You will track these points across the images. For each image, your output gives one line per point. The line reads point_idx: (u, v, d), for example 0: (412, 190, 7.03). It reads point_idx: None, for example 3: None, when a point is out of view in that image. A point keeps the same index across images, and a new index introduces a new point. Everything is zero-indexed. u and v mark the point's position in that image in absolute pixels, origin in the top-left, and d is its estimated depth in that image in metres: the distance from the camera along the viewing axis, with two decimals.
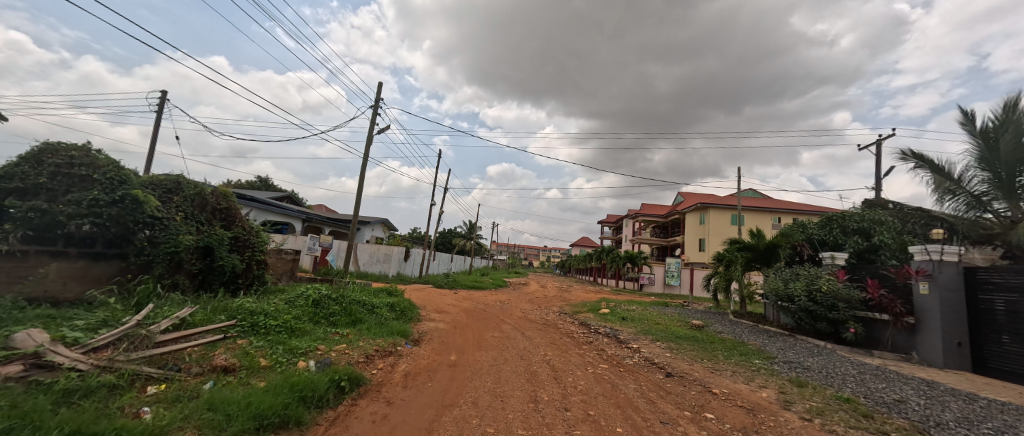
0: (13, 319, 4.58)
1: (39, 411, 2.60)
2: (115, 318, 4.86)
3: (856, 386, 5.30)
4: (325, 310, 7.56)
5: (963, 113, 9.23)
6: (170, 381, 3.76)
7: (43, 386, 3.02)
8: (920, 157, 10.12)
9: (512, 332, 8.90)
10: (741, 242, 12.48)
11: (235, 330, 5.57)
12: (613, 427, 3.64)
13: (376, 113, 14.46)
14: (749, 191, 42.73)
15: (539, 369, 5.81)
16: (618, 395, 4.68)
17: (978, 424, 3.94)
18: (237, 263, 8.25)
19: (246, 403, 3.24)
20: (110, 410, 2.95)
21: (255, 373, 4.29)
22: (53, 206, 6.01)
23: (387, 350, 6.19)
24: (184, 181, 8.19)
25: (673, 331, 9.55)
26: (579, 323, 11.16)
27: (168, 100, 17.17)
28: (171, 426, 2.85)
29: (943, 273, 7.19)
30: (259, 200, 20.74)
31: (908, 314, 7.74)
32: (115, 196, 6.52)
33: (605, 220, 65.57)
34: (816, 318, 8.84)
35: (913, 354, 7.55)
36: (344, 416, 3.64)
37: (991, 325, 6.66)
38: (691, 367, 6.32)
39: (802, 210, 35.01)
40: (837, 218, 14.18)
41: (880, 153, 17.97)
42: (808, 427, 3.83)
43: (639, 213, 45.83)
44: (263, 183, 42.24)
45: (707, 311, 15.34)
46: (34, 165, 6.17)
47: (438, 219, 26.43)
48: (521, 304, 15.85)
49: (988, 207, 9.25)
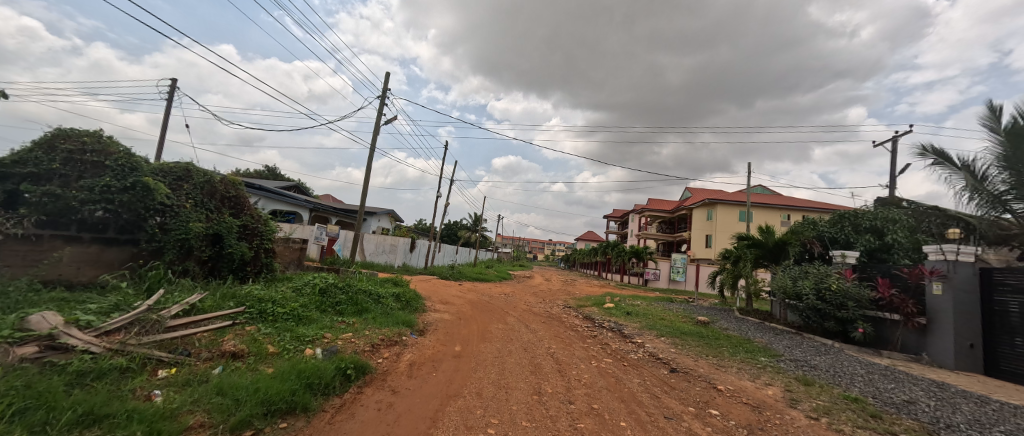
0: (28, 302, 4.68)
1: (53, 393, 2.64)
2: (127, 303, 4.93)
3: (865, 385, 5.24)
4: (331, 299, 7.64)
5: (988, 108, 8.93)
6: (181, 365, 3.82)
7: (57, 368, 3.09)
8: (941, 154, 9.80)
9: (517, 324, 8.95)
10: (750, 239, 12.32)
11: (244, 316, 5.63)
12: (616, 421, 3.62)
13: (382, 102, 14.44)
14: (757, 188, 42.21)
15: (543, 362, 5.79)
16: (622, 389, 4.67)
17: (989, 427, 3.89)
18: (245, 251, 8.33)
19: (254, 389, 3.27)
20: (122, 392, 3.00)
21: (263, 359, 4.35)
22: (66, 192, 6.08)
23: (392, 340, 6.24)
24: (193, 169, 8.20)
25: (678, 326, 9.51)
26: (584, 317, 11.10)
27: (175, 87, 17.22)
28: (180, 410, 2.90)
29: (958, 273, 7.04)
30: (266, 188, 21.10)
31: (919, 315, 7.59)
32: (127, 182, 6.59)
33: (610, 214, 65.12)
34: (825, 317, 8.74)
35: (923, 354, 7.45)
36: (350, 403, 3.68)
37: (1005, 327, 6.52)
38: (695, 363, 6.27)
39: (812, 207, 34.47)
40: (849, 216, 14.03)
41: (895, 150, 17.54)
42: (814, 425, 3.79)
43: (645, 207, 45.64)
44: (269, 170, 42.66)
45: (712, 307, 15.23)
46: (48, 151, 6.26)
47: (443, 210, 25.38)
48: (524, 296, 15.94)
49: (1008, 207, 8.78)
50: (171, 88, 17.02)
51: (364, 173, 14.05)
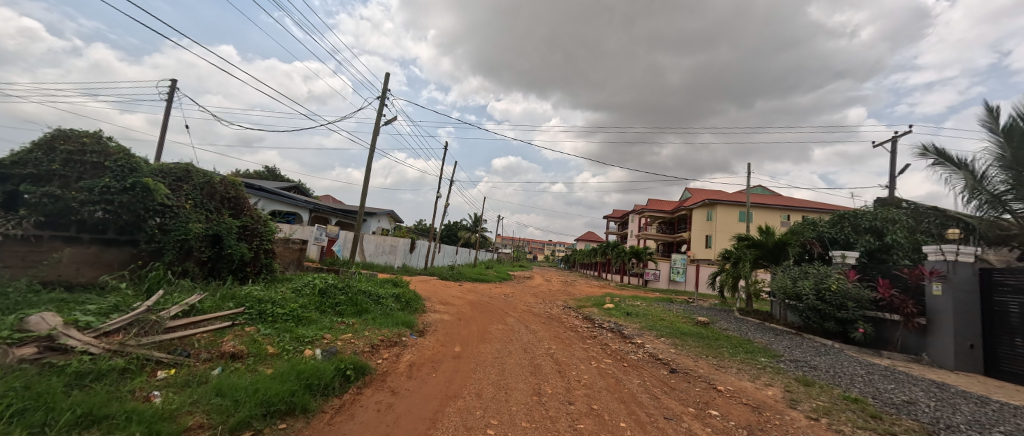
0: (27, 303, 4.67)
1: (52, 394, 2.64)
2: (126, 303, 4.93)
3: (865, 386, 5.24)
4: (331, 299, 7.64)
5: (987, 108, 8.93)
6: (180, 366, 3.82)
7: (56, 369, 3.09)
8: (942, 154, 9.82)
9: (517, 325, 8.95)
10: (750, 240, 12.31)
11: (244, 317, 5.63)
12: (616, 422, 3.62)
13: (382, 102, 14.46)
14: (757, 188, 42.24)
15: (543, 362, 5.80)
16: (622, 390, 4.67)
17: (989, 427, 3.88)
18: (245, 252, 8.33)
19: (254, 390, 3.27)
20: (121, 393, 3.00)
21: (263, 360, 4.34)
22: (66, 193, 6.09)
23: (392, 340, 6.24)
24: (193, 169, 8.19)
25: (678, 326, 9.51)
26: (583, 318, 11.12)
27: (176, 88, 17.23)
28: (180, 411, 2.90)
29: (958, 274, 7.04)
30: (266, 189, 21.13)
31: (919, 315, 7.59)
32: (126, 183, 6.58)
33: (610, 214, 65.08)
34: (824, 317, 8.74)
35: (923, 355, 7.45)
36: (350, 404, 3.67)
37: (1005, 327, 6.51)
38: (695, 363, 6.28)
39: (812, 208, 34.48)
40: (848, 216, 14.06)
41: (895, 151, 17.57)
42: (814, 426, 3.79)
43: (645, 208, 45.67)
44: (269, 171, 42.70)
45: (712, 308, 15.23)
46: (48, 152, 6.25)
47: (443, 210, 26.44)
48: (523, 296, 15.95)
49: (1007, 207, 8.77)
50: (171, 89, 17.04)
51: (364, 174, 14.06)
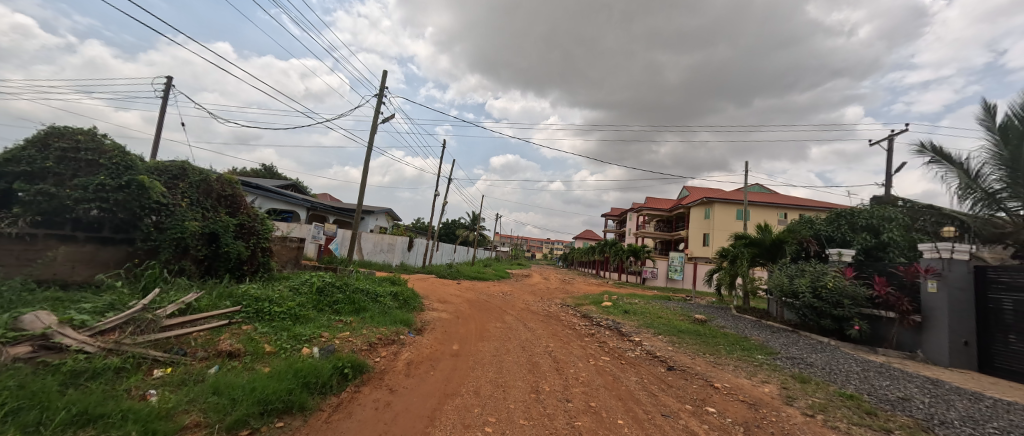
0: (22, 301, 4.64)
1: (47, 393, 2.63)
2: (122, 302, 4.90)
3: (860, 382, 5.27)
4: (329, 298, 7.62)
5: (984, 107, 8.97)
6: (176, 365, 3.80)
7: (51, 368, 3.07)
8: (938, 152, 9.86)
9: (515, 323, 8.95)
10: (747, 238, 12.36)
11: (241, 315, 5.60)
12: (614, 419, 3.63)
13: (380, 100, 14.41)
14: (754, 187, 42.37)
15: (540, 360, 5.81)
16: (620, 387, 4.69)
17: (983, 424, 3.90)
18: (242, 250, 8.30)
19: (251, 388, 3.27)
20: (116, 392, 2.98)
21: (260, 358, 4.33)
22: (60, 191, 6.04)
23: (390, 338, 6.24)
24: (189, 167, 8.13)
25: (675, 324, 9.55)
26: (581, 316, 11.14)
27: (171, 86, 17.09)
28: (176, 409, 2.88)
29: (953, 271, 7.09)
30: (264, 187, 21.07)
31: (915, 312, 7.64)
32: (121, 181, 6.53)
33: (609, 212, 65.10)
34: (821, 315, 8.79)
35: (918, 352, 7.51)
36: (347, 402, 3.67)
37: (999, 324, 6.56)
38: (692, 361, 6.31)
39: (810, 206, 34.61)
40: (846, 214, 14.20)
41: (891, 150, 17.66)
42: (810, 422, 3.82)
43: (643, 206, 45.73)
44: (267, 170, 42.57)
45: (709, 305, 15.27)
46: (41, 149, 6.19)
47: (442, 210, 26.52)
48: (522, 295, 15.98)
49: (1002, 205, 8.85)
50: (167, 86, 16.92)
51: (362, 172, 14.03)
